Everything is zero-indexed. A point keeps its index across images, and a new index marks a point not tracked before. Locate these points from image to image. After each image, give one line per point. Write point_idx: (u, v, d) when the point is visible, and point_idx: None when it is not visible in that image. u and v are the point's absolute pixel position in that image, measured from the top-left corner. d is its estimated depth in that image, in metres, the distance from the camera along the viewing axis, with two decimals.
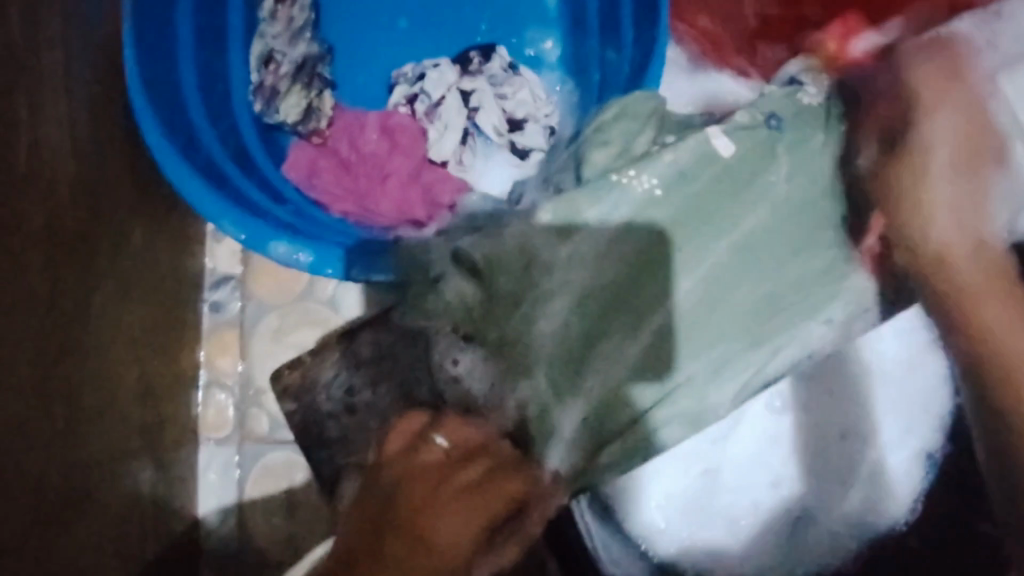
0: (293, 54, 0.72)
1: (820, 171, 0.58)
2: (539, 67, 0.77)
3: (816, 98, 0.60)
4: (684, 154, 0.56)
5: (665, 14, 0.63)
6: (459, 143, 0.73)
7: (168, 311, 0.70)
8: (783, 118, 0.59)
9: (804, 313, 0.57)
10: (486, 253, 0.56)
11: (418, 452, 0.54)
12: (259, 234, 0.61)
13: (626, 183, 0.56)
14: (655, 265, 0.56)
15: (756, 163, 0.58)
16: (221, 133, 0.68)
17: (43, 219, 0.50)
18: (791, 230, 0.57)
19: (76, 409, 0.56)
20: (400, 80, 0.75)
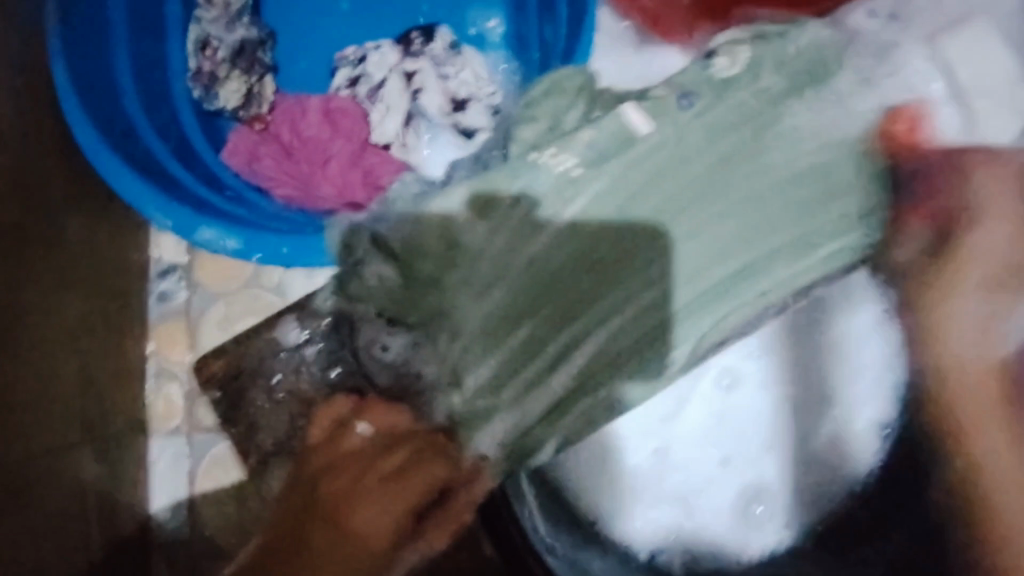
0: (230, 39, 0.71)
1: (743, 142, 0.57)
2: (482, 47, 0.76)
3: (733, 71, 0.58)
4: (601, 132, 0.56)
5: None
6: (402, 124, 0.73)
7: (110, 303, 0.69)
8: (696, 98, 0.57)
9: (724, 298, 0.55)
10: (407, 239, 0.54)
11: (342, 441, 0.56)
12: (186, 220, 0.60)
13: (544, 163, 0.55)
14: (579, 247, 0.55)
15: (670, 144, 0.56)
16: (158, 123, 0.67)
17: None
18: (718, 211, 0.56)
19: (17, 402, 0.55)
20: (343, 62, 0.75)
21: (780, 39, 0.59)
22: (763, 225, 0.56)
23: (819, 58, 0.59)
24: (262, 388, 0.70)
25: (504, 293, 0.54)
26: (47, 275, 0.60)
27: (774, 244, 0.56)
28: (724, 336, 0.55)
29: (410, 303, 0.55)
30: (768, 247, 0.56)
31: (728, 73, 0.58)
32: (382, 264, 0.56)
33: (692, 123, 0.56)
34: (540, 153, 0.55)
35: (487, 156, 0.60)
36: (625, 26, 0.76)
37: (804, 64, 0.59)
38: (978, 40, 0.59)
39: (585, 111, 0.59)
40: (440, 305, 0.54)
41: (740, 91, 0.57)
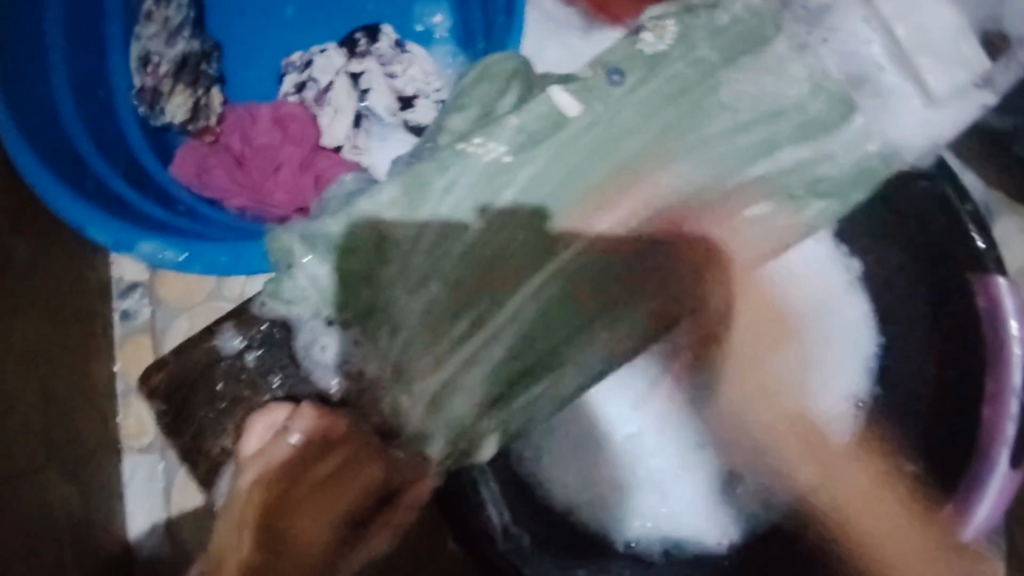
0: (171, 53, 0.71)
1: (672, 118, 0.56)
2: (428, 43, 0.76)
3: (663, 47, 0.57)
4: (527, 118, 0.55)
5: None
6: (352, 127, 0.73)
7: (69, 325, 0.70)
8: (627, 72, 0.57)
9: (644, 290, 0.56)
10: (339, 235, 0.53)
11: (271, 449, 0.50)
12: (127, 235, 0.60)
13: (467, 152, 0.54)
14: (501, 240, 0.55)
15: (598, 124, 0.56)
16: (106, 145, 0.68)
17: None
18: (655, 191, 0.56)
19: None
20: (289, 69, 0.74)
21: (710, 9, 0.58)
22: (692, 205, 0.56)
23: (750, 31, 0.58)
24: (207, 401, 0.56)
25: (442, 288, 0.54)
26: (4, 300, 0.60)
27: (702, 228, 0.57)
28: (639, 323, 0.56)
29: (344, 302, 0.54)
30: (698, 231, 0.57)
31: (657, 49, 0.57)
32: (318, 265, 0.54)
33: (617, 102, 0.56)
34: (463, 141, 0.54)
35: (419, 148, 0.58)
36: (572, 11, 0.74)
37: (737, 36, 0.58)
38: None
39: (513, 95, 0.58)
40: (376, 300, 0.54)
41: (673, 65, 0.57)
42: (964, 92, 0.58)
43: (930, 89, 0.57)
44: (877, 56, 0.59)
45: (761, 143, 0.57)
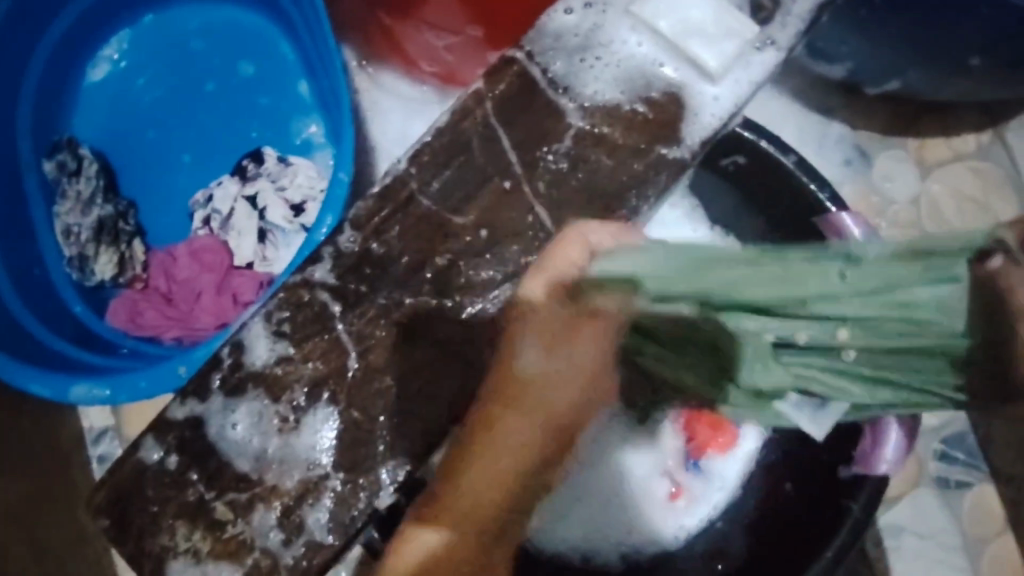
0: (88, 220, 0.80)
1: (617, 59, 0.64)
2: (310, 151, 0.84)
3: (577, 22, 0.65)
4: (656, 4, 0.63)
5: (340, 68, 0.72)
6: (257, 243, 0.80)
7: (50, 478, 0.77)
8: (611, 49, 0.64)
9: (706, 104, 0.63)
10: (284, 321, 0.63)
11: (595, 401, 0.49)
12: (60, 383, 0.68)
13: (567, 92, 0.64)
14: (591, 79, 0.64)
15: (603, 50, 0.64)
16: (47, 316, 0.77)
17: None
18: (728, 57, 0.62)
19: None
20: (196, 208, 0.83)
21: (550, 29, 0.65)
22: None
23: (535, 73, 0.65)
24: (142, 507, 0.62)
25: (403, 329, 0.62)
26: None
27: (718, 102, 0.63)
28: (695, 53, 0.63)
29: (286, 363, 0.62)
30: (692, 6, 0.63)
31: (574, 29, 0.65)
32: (259, 350, 0.62)
33: (612, 43, 0.64)
34: (572, 78, 0.64)
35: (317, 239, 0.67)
36: (425, 89, 0.84)
37: (527, 77, 0.65)
38: None
39: (581, 53, 0.65)
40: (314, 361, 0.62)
41: (563, 36, 0.65)
42: (746, 57, 0.62)
43: (708, 69, 0.62)
44: (651, 56, 0.64)
45: (631, 76, 0.64)
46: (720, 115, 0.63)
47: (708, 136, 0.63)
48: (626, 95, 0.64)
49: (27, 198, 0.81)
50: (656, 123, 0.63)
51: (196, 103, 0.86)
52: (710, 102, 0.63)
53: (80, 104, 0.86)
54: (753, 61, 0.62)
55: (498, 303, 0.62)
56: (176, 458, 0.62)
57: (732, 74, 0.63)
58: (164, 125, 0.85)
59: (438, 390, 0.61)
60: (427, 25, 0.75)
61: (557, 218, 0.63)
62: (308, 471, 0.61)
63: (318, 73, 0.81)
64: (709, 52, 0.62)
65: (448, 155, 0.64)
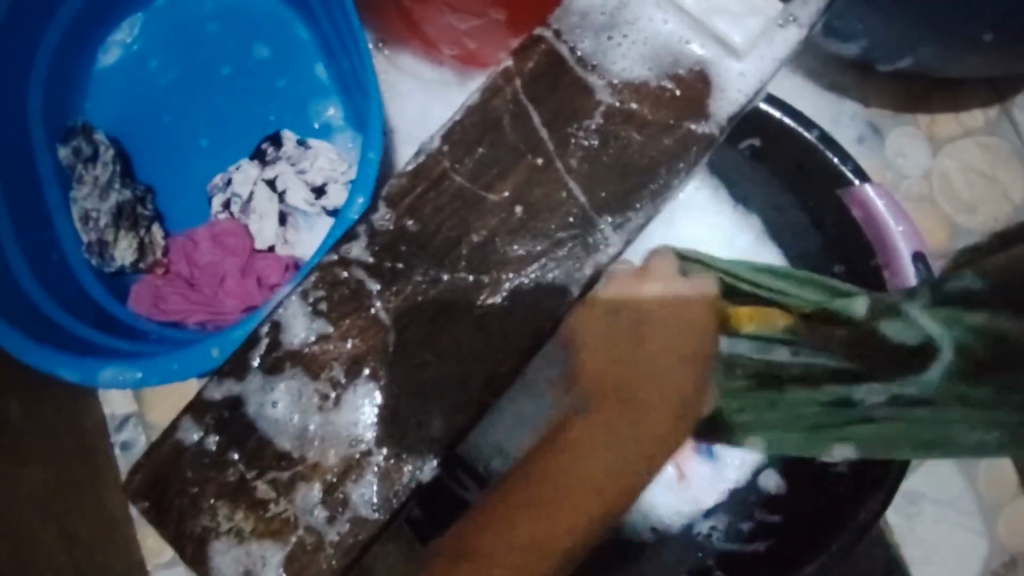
0: (107, 206, 0.80)
1: (644, 37, 0.64)
2: (329, 134, 0.84)
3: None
4: None
5: (366, 49, 0.72)
6: (279, 225, 0.81)
7: (76, 466, 0.77)
8: (639, 25, 0.64)
9: (735, 81, 0.63)
10: (320, 300, 0.63)
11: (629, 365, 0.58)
12: (88, 368, 0.68)
13: (596, 71, 0.64)
14: (622, 56, 0.64)
15: (632, 28, 0.64)
16: (69, 302, 0.77)
17: None
18: (754, 33, 0.62)
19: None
20: (215, 191, 0.82)
21: (578, 7, 0.65)
22: None
23: (565, 51, 0.65)
24: (181, 489, 0.62)
25: (441, 307, 0.62)
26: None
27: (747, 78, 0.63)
28: (721, 29, 0.62)
29: (323, 342, 0.63)
30: None
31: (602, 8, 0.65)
32: (295, 329, 0.63)
33: (639, 21, 0.64)
34: (601, 57, 0.64)
35: (349, 219, 0.67)
36: (443, 70, 0.84)
37: (557, 55, 0.65)
38: None
39: (609, 32, 0.65)
40: (352, 341, 0.62)
41: (590, 15, 0.65)
42: (769, 35, 0.62)
43: (733, 45, 0.62)
44: (677, 34, 0.63)
45: (660, 52, 0.64)
46: (747, 92, 0.63)
47: (734, 112, 0.63)
48: (653, 71, 0.64)
49: (43, 184, 0.80)
50: (686, 100, 0.63)
51: (212, 86, 0.85)
52: (737, 78, 0.63)
53: (93, 89, 0.86)
54: (778, 35, 0.62)
55: (532, 279, 0.63)
56: (215, 438, 0.62)
57: (759, 48, 0.62)
58: (180, 109, 0.85)
59: (473, 360, 0.62)
60: (446, 7, 0.74)
61: (591, 194, 0.63)
62: (350, 448, 0.61)
63: (338, 55, 0.81)
64: (738, 28, 0.62)
65: (480, 134, 0.65)
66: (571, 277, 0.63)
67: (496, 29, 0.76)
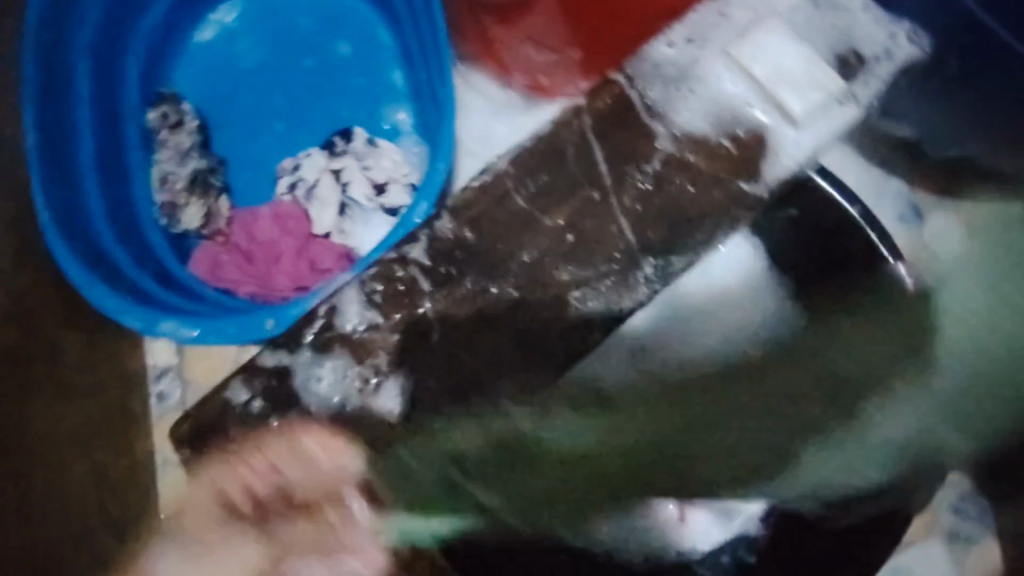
0: (185, 171, 0.86)
1: (711, 94, 0.69)
2: (397, 137, 0.88)
3: (673, 51, 0.71)
4: (757, 47, 0.68)
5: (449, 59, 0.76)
6: (337, 215, 0.86)
7: (111, 408, 0.81)
8: (698, 86, 0.69)
9: (788, 146, 0.68)
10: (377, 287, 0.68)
11: None
12: (150, 317, 0.72)
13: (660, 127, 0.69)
14: (689, 108, 0.69)
15: (696, 84, 0.69)
16: (137, 252, 0.81)
17: None
18: (823, 102, 0.67)
19: (27, 493, 0.67)
20: (283, 173, 0.87)
21: (653, 60, 0.70)
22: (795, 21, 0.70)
23: (635, 99, 0.70)
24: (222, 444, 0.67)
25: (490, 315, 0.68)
26: (47, 378, 0.72)
27: (803, 144, 0.68)
28: (783, 97, 0.67)
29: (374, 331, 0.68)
30: (789, 56, 0.67)
31: (672, 59, 0.71)
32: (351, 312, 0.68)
33: (700, 81, 0.69)
34: (664, 113, 0.69)
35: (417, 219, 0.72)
36: (514, 93, 0.85)
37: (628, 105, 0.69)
38: (767, 41, 0.68)
39: (675, 85, 0.70)
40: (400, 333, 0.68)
41: (662, 66, 0.70)
42: (828, 109, 0.67)
43: (793, 115, 0.67)
44: (743, 96, 0.69)
45: (721, 110, 0.69)
46: (797, 158, 0.68)
47: (785, 178, 0.68)
48: (714, 127, 0.69)
49: (126, 140, 0.85)
50: (738, 162, 0.68)
51: (295, 76, 0.90)
52: (793, 146, 0.68)
53: (182, 61, 0.91)
54: (836, 117, 0.68)
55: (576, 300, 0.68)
56: (260, 403, 0.68)
57: (825, 125, 0.68)
58: (261, 92, 0.90)
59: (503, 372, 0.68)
60: (530, 38, 0.80)
61: (639, 233, 0.68)
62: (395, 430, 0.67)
63: (418, 64, 0.86)
64: (800, 94, 0.67)
65: (546, 160, 0.69)
66: (609, 307, 0.68)
67: (573, 69, 0.80)
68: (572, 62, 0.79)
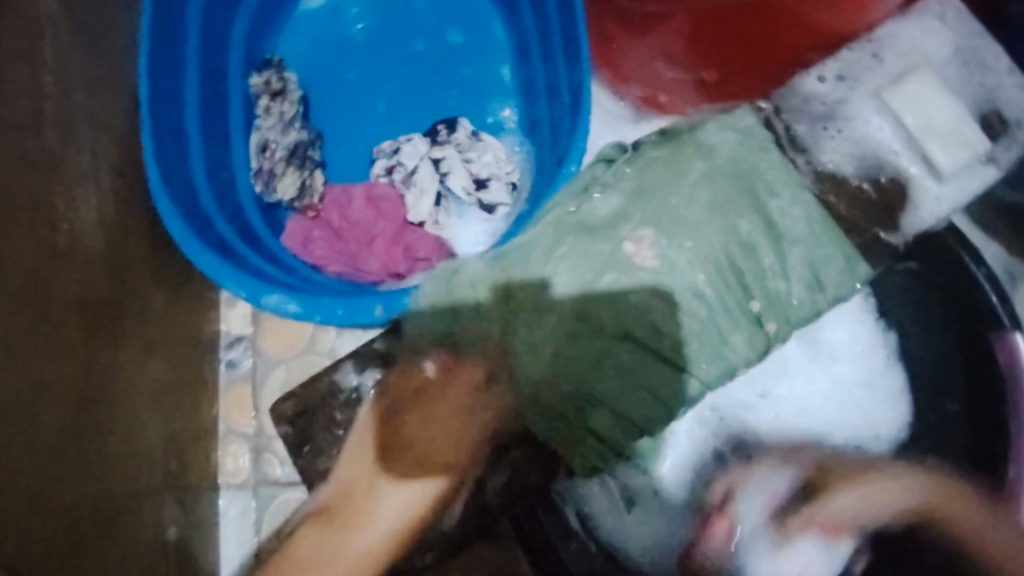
0: (286, 142, 0.84)
1: (857, 136, 0.68)
2: (500, 133, 0.88)
3: (820, 88, 0.69)
4: (906, 97, 0.66)
5: (585, 62, 0.75)
6: (434, 205, 0.84)
7: (184, 368, 0.80)
8: (841, 129, 0.68)
9: (924, 199, 0.67)
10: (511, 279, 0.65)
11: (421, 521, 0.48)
12: (256, 288, 0.73)
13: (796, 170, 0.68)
14: (832, 150, 0.68)
15: (840, 126, 0.68)
16: (228, 211, 0.80)
17: (74, 288, 0.62)
18: (970, 160, 0.66)
19: (106, 448, 0.65)
20: (380, 155, 0.86)
21: (796, 98, 0.70)
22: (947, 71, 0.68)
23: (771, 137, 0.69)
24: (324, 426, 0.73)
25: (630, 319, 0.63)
26: (131, 324, 0.71)
27: (943, 202, 0.67)
28: (930, 150, 0.66)
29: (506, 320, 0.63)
30: (939, 108, 0.66)
31: (817, 97, 0.69)
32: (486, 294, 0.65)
33: (846, 120, 0.68)
34: (797, 154, 0.68)
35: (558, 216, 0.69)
36: (624, 104, 0.85)
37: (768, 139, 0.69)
38: (918, 90, 0.66)
39: (819, 127, 0.68)
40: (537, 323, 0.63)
41: (803, 104, 0.69)
42: (971, 169, 0.67)
43: (939, 170, 0.66)
44: (889, 144, 0.67)
45: (865, 155, 0.67)
46: (938, 213, 0.66)
47: (922, 232, 0.67)
48: (856, 172, 0.67)
49: (230, 102, 0.84)
50: (872, 211, 0.67)
51: (402, 59, 0.89)
52: (933, 201, 0.67)
53: (289, 29, 0.90)
54: (977, 179, 0.67)
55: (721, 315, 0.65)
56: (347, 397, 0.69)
57: (965, 185, 0.67)
58: (366, 70, 0.89)
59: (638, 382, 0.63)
60: (661, 57, 0.82)
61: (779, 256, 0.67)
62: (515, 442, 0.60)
63: (532, 61, 0.85)
64: (947, 147, 0.66)
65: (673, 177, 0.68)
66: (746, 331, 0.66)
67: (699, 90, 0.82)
68: (699, 83, 0.81)
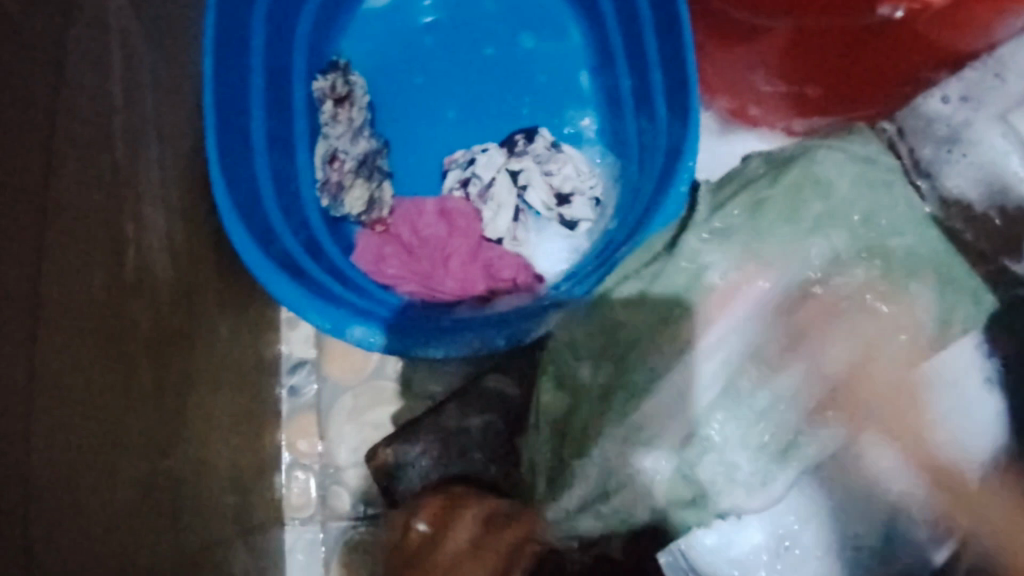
0: (355, 151, 0.78)
1: (986, 158, 0.70)
2: (578, 144, 0.83)
3: (949, 108, 0.72)
4: None
5: (693, 72, 0.69)
6: (512, 220, 0.78)
7: (250, 398, 0.73)
8: (968, 150, 0.70)
9: None
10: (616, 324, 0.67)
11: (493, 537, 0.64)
12: (341, 319, 0.68)
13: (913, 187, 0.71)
14: (960, 172, 0.71)
15: (968, 148, 0.70)
16: (294, 225, 0.74)
17: (150, 324, 0.53)
18: None
19: (188, 498, 0.59)
20: (453, 165, 0.80)
21: (929, 119, 0.72)
22: None
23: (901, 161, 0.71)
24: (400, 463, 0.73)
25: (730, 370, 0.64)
26: (206, 359, 0.64)
27: None
28: None
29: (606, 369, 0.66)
30: None
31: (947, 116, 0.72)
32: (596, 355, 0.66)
33: (976, 143, 0.70)
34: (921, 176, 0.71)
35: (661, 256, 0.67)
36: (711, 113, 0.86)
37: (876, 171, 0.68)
38: None
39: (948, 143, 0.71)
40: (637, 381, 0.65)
41: (933, 123, 0.72)
42: None
43: None
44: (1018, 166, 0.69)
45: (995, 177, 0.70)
46: None
47: None
48: (982, 196, 0.70)
49: (293, 107, 0.78)
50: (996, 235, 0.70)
51: (474, 63, 0.84)
52: None
53: (352, 28, 0.84)
54: None
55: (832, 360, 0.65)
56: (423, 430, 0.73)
57: None
58: (436, 75, 0.83)
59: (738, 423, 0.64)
60: (764, 68, 0.77)
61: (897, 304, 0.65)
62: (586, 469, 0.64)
63: (618, 70, 0.80)
64: None
65: None
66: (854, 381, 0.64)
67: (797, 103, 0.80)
68: (799, 95, 0.78)
